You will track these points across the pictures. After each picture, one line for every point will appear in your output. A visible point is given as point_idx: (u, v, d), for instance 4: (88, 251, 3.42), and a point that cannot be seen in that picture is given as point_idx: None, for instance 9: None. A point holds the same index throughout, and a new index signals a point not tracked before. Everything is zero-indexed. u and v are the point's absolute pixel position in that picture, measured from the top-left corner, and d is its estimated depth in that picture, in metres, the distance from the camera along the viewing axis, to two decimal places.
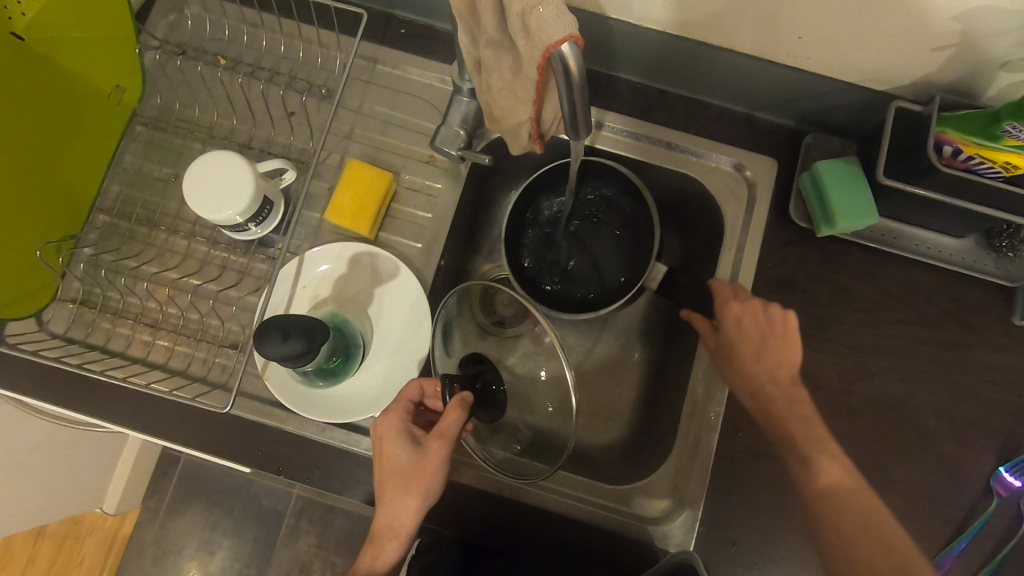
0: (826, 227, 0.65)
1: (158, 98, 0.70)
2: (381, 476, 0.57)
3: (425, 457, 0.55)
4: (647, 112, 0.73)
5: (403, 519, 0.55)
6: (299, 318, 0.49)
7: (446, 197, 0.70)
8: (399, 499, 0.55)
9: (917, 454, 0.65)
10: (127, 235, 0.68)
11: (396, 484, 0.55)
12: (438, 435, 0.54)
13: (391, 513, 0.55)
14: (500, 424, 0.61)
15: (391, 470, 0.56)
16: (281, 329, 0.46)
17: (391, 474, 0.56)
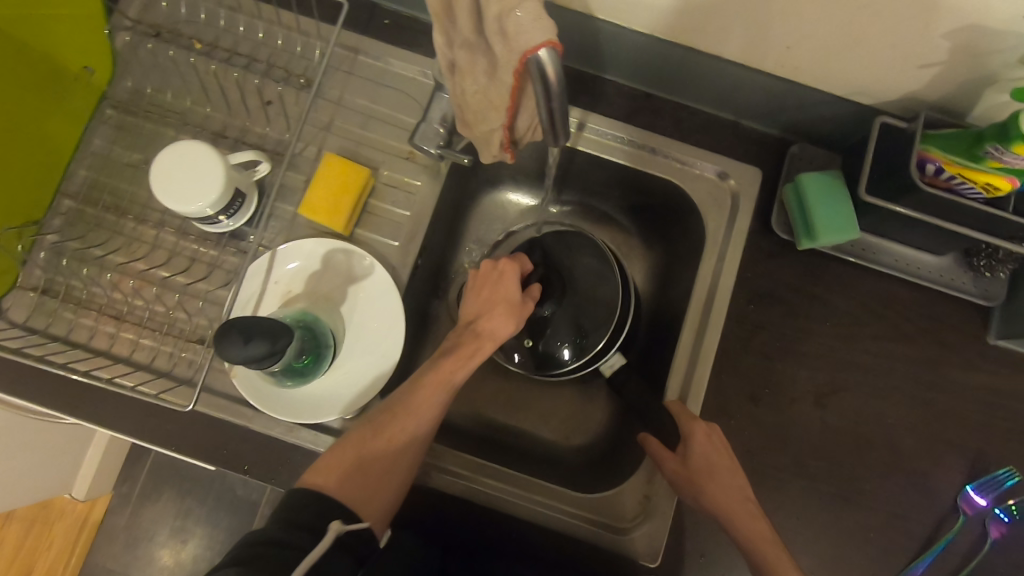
0: (807, 240, 0.65)
1: (129, 81, 0.68)
2: (478, 284, 0.64)
3: (524, 307, 0.64)
4: (633, 116, 0.71)
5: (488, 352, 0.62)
6: (262, 319, 0.47)
7: (425, 194, 0.69)
8: (504, 322, 0.62)
9: (888, 471, 0.65)
10: (93, 222, 0.65)
11: (506, 310, 0.63)
12: (532, 297, 0.65)
13: (494, 322, 0.62)
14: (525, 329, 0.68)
15: (498, 289, 0.63)
16: (247, 332, 0.45)
17: (501, 300, 0.63)
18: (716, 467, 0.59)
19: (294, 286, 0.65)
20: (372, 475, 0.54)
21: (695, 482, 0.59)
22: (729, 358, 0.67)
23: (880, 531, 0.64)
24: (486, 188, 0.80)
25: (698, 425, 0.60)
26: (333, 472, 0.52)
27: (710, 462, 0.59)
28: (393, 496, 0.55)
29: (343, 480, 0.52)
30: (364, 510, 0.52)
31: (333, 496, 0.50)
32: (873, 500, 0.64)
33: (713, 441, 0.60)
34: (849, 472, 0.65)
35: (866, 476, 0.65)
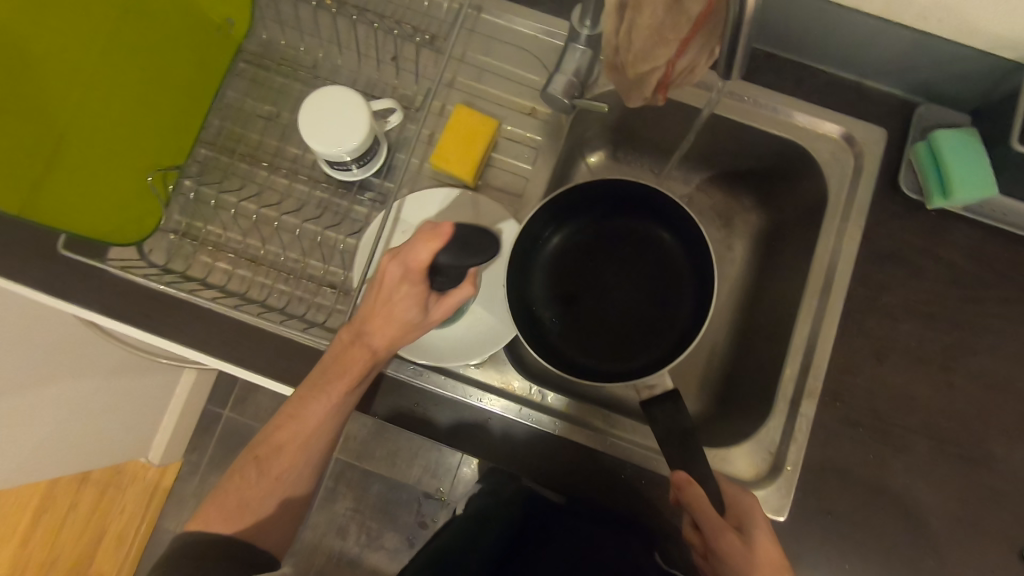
0: (940, 198, 0.64)
1: (264, 35, 0.70)
2: (377, 293, 0.52)
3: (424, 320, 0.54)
4: (754, 75, 0.71)
5: (375, 346, 0.53)
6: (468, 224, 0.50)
7: (547, 148, 0.70)
8: (384, 327, 0.53)
9: (1019, 435, 0.63)
10: (228, 170, 0.67)
11: (385, 319, 0.52)
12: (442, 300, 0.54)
13: (376, 335, 0.53)
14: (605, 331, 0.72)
15: (390, 293, 0.52)
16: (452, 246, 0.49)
17: (388, 316, 0.52)
18: (758, 542, 0.52)
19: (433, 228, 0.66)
20: (274, 474, 0.57)
21: (713, 548, 0.52)
22: (853, 317, 0.66)
23: (1013, 497, 0.62)
24: (592, 151, 0.80)
25: (747, 499, 0.55)
26: (249, 462, 0.58)
27: (750, 553, 0.51)
28: (296, 501, 0.59)
29: (255, 481, 0.57)
30: (268, 545, 0.57)
31: (216, 530, 0.55)
32: (1005, 465, 0.63)
33: (766, 523, 0.53)
34: (979, 435, 0.64)
35: (997, 440, 0.63)
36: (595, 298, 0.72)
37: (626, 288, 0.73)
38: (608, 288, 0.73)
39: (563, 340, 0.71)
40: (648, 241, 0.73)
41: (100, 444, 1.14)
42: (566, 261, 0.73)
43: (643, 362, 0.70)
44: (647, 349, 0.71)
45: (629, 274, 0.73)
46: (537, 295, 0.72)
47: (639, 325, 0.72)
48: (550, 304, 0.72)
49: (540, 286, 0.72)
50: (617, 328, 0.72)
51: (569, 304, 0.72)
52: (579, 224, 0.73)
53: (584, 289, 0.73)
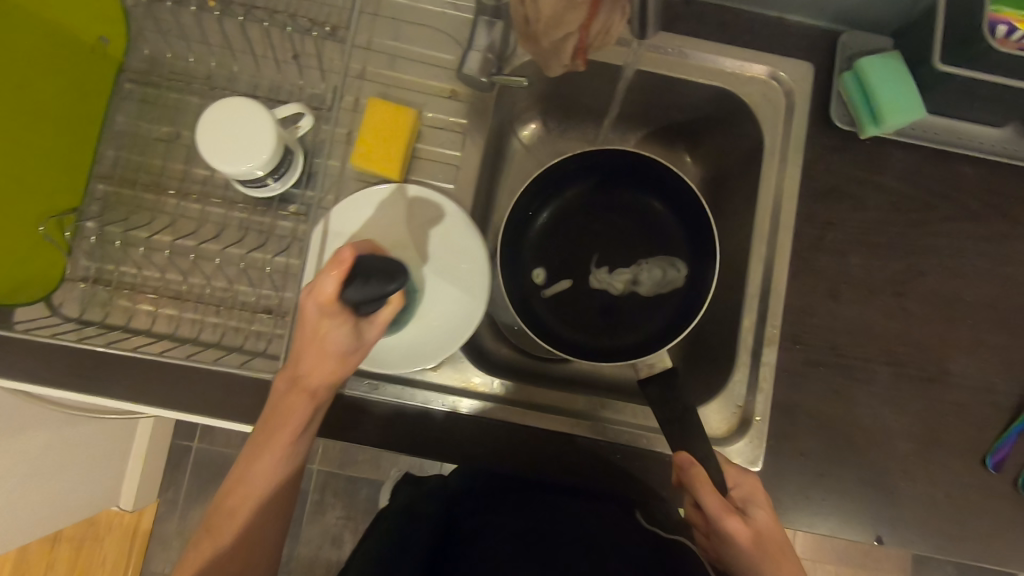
0: (871, 127, 0.63)
1: (146, 50, 0.64)
2: (304, 332, 0.48)
3: (363, 347, 0.50)
4: (676, 23, 0.68)
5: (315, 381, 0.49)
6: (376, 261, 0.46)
7: (475, 132, 0.66)
8: (317, 363, 0.48)
9: (974, 348, 0.65)
10: (133, 203, 0.62)
11: (317, 352, 0.48)
12: (374, 321, 0.50)
13: (312, 372, 0.49)
14: (594, 319, 0.73)
15: (315, 326, 0.47)
16: (362, 271, 0.45)
17: (320, 348, 0.48)
18: (763, 524, 0.52)
19: (365, 224, 0.61)
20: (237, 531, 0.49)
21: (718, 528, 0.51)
22: (804, 259, 0.66)
23: (974, 410, 0.64)
24: (525, 124, 0.77)
25: (748, 480, 0.54)
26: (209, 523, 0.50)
27: (757, 535, 0.51)
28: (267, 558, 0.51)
29: (215, 549, 0.49)
30: None
31: None
32: (962, 380, 0.64)
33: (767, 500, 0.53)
34: (936, 355, 0.65)
35: (953, 357, 0.65)
36: (580, 277, 0.74)
37: (612, 265, 0.74)
38: (595, 268, 0.74)
39: (556, 320, 0.73)
40: (627, 214, 0.74)
41: (65, 500, 1.08)
42: (554, 241, 0.75)
43: (628, 340, 0.72)
44: (631, 327, 0.73)
45: (612, 251, 0.75)
46: (529, 277, 0.74)
47: (624, 301, 0.74)
48: (541, 284, 0.74)
49: (530, 267, 0.74)
50: (603, 304, 0.74)
51: (558, 285, 0.74)
52: (562, 202, 0.74)
53: (575, 270, 0.74)
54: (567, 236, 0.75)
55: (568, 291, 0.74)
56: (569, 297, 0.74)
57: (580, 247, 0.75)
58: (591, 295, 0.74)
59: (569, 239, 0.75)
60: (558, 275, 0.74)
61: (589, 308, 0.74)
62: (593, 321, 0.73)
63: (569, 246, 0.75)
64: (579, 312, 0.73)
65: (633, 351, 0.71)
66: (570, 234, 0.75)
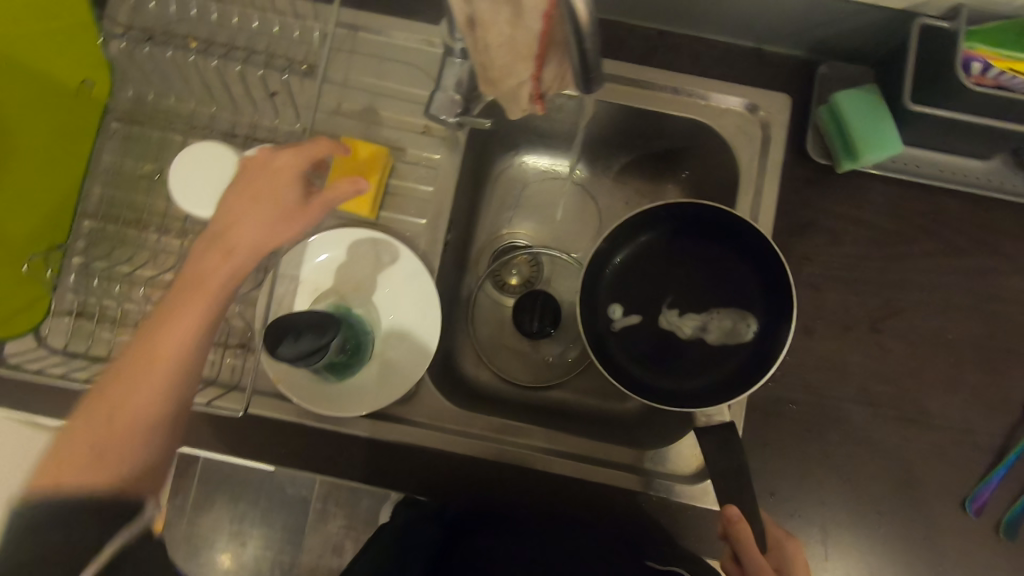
0: (848, 161, 0.62)
1: (131, 90, 0.66)
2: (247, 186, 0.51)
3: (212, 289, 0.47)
4: (649, 56, 0.68)
5: (175, 343, 0.45)
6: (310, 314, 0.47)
7: (447, 166, 0.66)
8: (174, 302, 0.46)
9: (955, 387, 0.63)
10: (117, 238, 0.64)
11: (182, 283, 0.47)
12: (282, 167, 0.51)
13: (160, 337, 0.45)
14: (664, 370, 0.67)
15: (195, 259, 0.48)
16: (292, 330, 0.44)
17: (180, 283, 0.47)
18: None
19: (331, 266, 0.64)
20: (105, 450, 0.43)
21: None
22: None
23: (952, 450, 0.62)
24: (519, 152, 0.82)
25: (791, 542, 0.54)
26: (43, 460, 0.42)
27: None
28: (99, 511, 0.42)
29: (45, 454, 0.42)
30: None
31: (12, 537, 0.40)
32: (942, 419, 0.63)
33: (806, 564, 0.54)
34: (914, 393, 0.63)
35: (932, 396, 0.63)
36: (650, 314, 0.68)
37: (685, 308, 0.68)
38: (666, 308, 0.68)
39: (629, 360, 0.67)
40: (706, 262, 0.67)
41: None
42: (630, 282, 0.69)
43: (695, 388, 0.65)
44: (698, 373, 0.66)
45: (688, 292, 0.68)
46: (602, 303, 0.68)
47: (692, 348, 0.67)
48: (613, 312, 0.68)
49: (603, 294, 0.68)
50: (670, 348, 0.67)
51: (629, 314, 0.68)
52: (639, 241, 0.68)
53: (651, 313, 0.68)
54: (641, 276, 0.69)
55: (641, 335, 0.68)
56: (640, 341, 0.68)
57: (655, 288, 0.68)
58: (662, 341, 0.68)
59: (643, 279, 0.69)
60: (630, 318, 0.68)
61: (661, 356, 0.67)
62: (665, 369, 0.67)
63: (642, 288, 0.69)
64: (649, 357, 0.67)
65: (704, 397, 0.64)
66: (643, 276, 0.68)
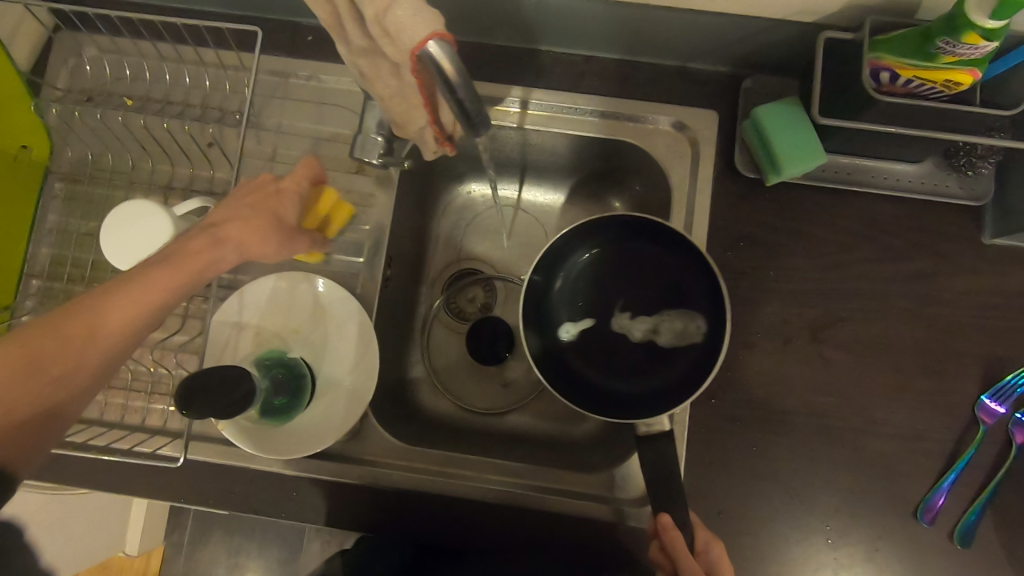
0: (774, 175, 0.62)
1: (71, 151, 0.68)
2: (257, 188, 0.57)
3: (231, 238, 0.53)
4: (576, 82, 0.69)
5: (150, 301, 0.48)
6: (218, 371, 0.48)
7: (383, 204, 0.67)
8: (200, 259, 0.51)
9: (901, 394, 0.63)
10: (63, 295, 0.66)
11: (200, 243, 0.52)
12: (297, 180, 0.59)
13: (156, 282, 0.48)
14: (630, 379, 0.66)
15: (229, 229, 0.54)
16: (202, 388, 0.46)
17: (206, 239, 0.52)
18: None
19: (270, 311, 0.65)
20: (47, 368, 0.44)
21: None
22: None
23: (901, 459, 0.62)
24: (464, 180, 0.82)
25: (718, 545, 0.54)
26: None
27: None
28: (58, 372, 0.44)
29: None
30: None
31: None
32: (890, 427, 0.62)
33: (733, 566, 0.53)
34: (860, 402, 0.63)
35: (878, 404, 0.63)
36: (603, 319, 0.68)
37: (637, 311, 0.67)
38: (618, 312, 0.68)
39: (590, 372, 0.67)
40: (654, 266, 0.66)
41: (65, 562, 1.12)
42: (581, 294, 0.68)
43: (647, 389, 0.64)
44: (652, 373, 0.65)
45: (639, 295, 0.67)
46: (553, 321, 0.68)
47: (649, 353, 0.66)
48: (564, 326, 0.68)
49: (552, 313, 0.68)
50: (625, 352, 0.67)
51: (582, 325, 0.68)
52: (577, 255, 0.67)
53: (607, 321, 0.68)
54: (593, 284, 0.68)
55: (602, 346, 0.68)
56: (599, 352, 0.67)
57: (613, 294, 0.68)
58: (626, 348, 0.67)
59: (597, 286, 0.68)
60: (587, 329, 0.68)
61: (629, 362, 0.66)
62: (633, 376, 0.66)
63: (598, 295, 0.68)
64: (613, 366, 0.67)
65: (654, 399, 0.62)
66: (598, 284, 0.68)
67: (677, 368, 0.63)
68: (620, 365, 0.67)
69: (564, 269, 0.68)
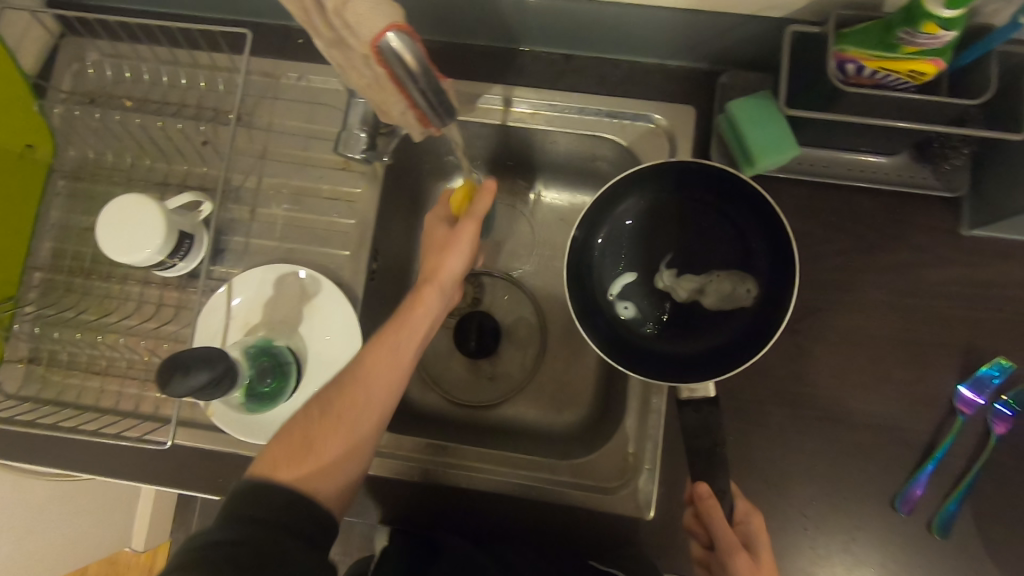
0: (747, 168, 0.63)
1: (73, 150, 0.71)
2: (428, 244, 0.64)
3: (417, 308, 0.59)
4: (556, 80, 0.71)
5: (387, 389, 0.56)
6: (196, 350, 0.51)
7: (368, 199, 0.70)
8: (387, 351, 0.57)
9: (877, 384, 0.63)
10: (63, 287, 0.69)
11: (389, 331, 0.58)
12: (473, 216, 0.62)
13: (378, 369, 0.56)
14: (670, 334, 0.66)
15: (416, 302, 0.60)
16: (183, 366, 0.49)
17: (405, 316, 0.59)
18: (763, 559, 0.52)
19: (258, 302, 0.67)
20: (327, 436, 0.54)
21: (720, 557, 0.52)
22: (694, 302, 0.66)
23: (877, 448, 0.62)
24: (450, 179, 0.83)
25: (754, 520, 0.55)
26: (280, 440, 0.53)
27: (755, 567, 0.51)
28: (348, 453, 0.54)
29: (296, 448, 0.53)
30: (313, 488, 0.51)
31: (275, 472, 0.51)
32: (866, 417, 0.62)
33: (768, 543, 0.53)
34: (836, 392, 0.63)
35: (854, 394, 0.63)
36: (646, 276, 0.68)
37: (682, 270, 0.67)
38: (663, 270, 0.68)
39: (631, 326, 0.67)
40: (709, 225, 0.66)
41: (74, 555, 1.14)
42: (628, 245, 0.68)
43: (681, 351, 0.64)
44: (686, 336, 0.65)
45: (684, 254, 0.67)
46: (597, 276, 0.68)
47: (691, 312, 0.66)
48: (607, 281, 0.68)
49: (597, 268, 0.68)
50: (661, 312, 0.67)
51: (627, 282, 0.68)
52: (631, 204, 0.67)
53: (651, 274, 0.68)
54: (638, 237, 0.68)
55: (648, 301, 0.67)
56: (644, 307, 0.67)
57: (658, 248, 0.68)
58: (666, 306, 0.67)
59: (642, 238, 0.68)
60: (634, 283, 0.68)
61: (672, 319, 0.67)
62: (673, 334, 0.66)
63: (642, 247, 0.68)
64: (654, 322, 0.67)
65: (689, 367, 0.63)
66: (643, 235, 0.68)
67: (724, 335, 0.63)
68: (658, 319, 0.67)
69: (612, 219, 0.67)
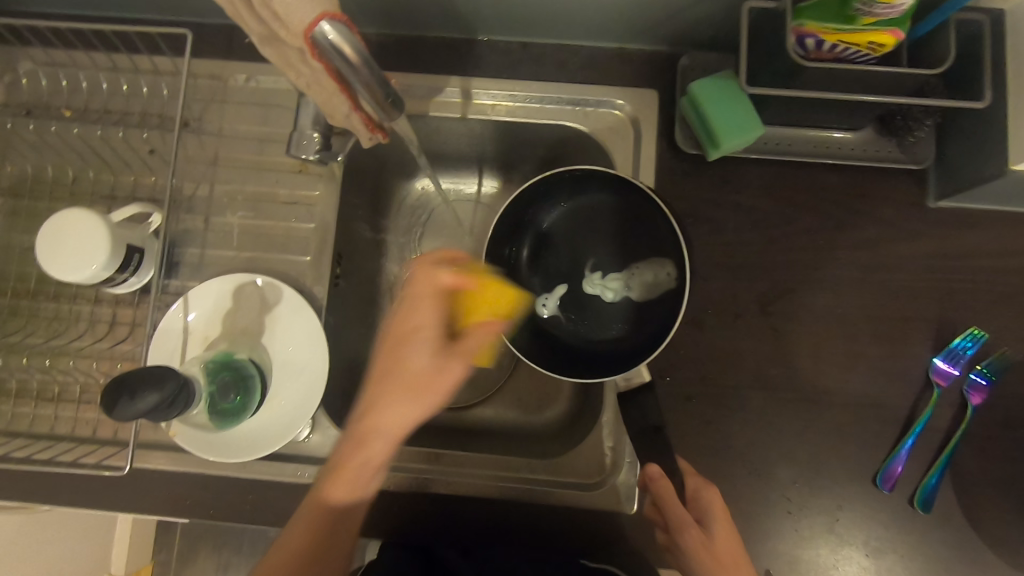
0: (712, 150, 0.62)
1: (10, 166, 0.67)
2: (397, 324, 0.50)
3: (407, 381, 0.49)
4: (514, 69, 0.69)
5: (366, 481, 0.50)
6: (143, 369, 0.50)
7: (327, 201, 0.67)
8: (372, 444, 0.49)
9: (854, 362, 0.62)
10: (8, 310, 0.65)
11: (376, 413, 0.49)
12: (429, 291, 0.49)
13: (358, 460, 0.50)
14: (619, 331, 0.66)
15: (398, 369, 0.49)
16: (128, 390, 0.47)
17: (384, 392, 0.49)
18: (717, 535, 0.52)
19: (218, 314, 0.64)
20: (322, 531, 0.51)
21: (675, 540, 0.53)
22: None
23: (857, 427, 0.61)
24: (414, 177, 0.81)
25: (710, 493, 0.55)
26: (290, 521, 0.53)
27: (707, 544, 0.51)
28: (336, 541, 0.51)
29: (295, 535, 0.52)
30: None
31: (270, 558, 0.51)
32: (845, 396, 0.62)
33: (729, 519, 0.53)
34: (813, 373, 0.62)
35: (830, 374, 0.62)
36: (575, 282, 0.68)
37: (607, 270, 0.67)
38: (589, 273, 0.68)
39: (575, 333, 0.67)
40: (624, 223, 0.66)
41: None
42: (552, 258, 0.69)
43: (631, 347, 0.64)
44: (636, 330, 0.65)
45: (611, 252, 0.67)
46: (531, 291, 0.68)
47: (625, 308, 0.66)
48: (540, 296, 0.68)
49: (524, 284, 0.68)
50: (600, 313, 0.67)
51: (559, 292, 0.68)
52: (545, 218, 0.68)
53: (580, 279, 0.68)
54: (561, 249, 0.69)
55: (580, 305, 0.68)
56: (580, 313, 0.68)
57: (581, 255, 0.68)
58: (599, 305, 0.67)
59: (563, 250, 0.69)
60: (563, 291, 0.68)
61: (620, 318, 0.66)
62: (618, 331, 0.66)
63: (567, 257, 0.69)
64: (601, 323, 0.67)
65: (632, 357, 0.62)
66: (564, 247, 0.69)
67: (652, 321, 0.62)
68: (597, 323, 0.67)
69: (529, 234, 0.68)
